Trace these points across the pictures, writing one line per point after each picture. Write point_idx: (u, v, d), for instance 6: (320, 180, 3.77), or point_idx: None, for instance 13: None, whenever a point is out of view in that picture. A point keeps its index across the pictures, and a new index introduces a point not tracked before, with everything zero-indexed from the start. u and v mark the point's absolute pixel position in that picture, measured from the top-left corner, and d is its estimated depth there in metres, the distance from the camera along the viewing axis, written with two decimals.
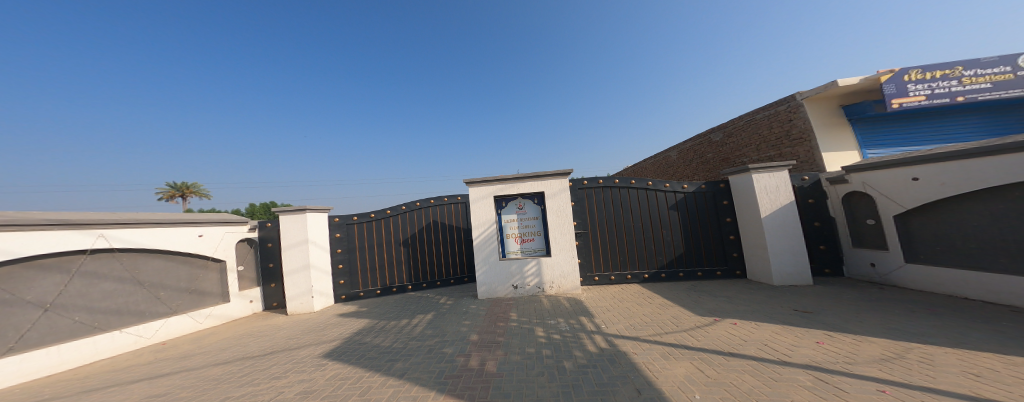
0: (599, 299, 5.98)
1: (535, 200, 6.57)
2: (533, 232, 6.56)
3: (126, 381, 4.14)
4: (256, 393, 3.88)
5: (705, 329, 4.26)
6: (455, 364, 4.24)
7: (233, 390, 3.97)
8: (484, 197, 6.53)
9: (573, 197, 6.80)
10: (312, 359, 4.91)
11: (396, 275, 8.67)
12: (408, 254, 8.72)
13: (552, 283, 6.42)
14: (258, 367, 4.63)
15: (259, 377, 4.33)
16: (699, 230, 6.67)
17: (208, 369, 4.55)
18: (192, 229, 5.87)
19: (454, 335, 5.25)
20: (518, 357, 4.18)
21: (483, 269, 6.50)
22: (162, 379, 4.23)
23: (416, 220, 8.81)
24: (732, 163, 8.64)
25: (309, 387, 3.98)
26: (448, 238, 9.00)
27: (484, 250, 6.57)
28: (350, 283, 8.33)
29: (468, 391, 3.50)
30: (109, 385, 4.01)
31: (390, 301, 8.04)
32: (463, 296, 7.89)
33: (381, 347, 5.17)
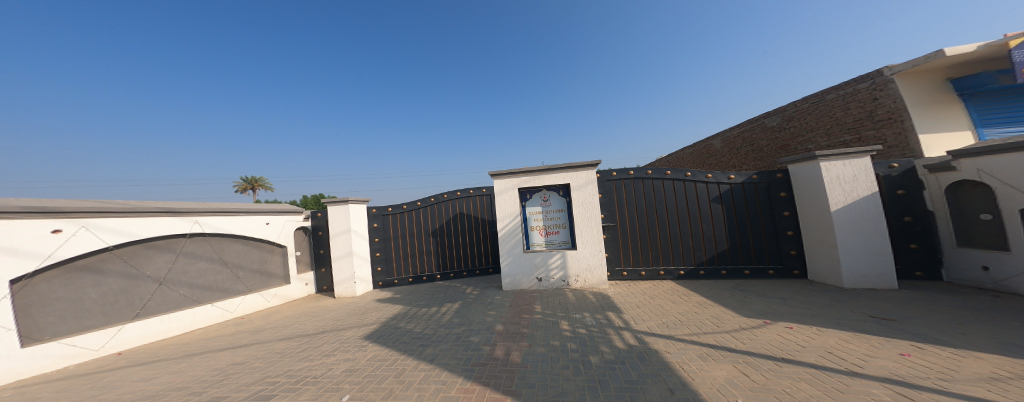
0: (627, 295, 5.95)
1: (560, 192, 6.62)
2: (558, 224, 6.61)
3: (215, 349, 4.92)
4: (311, 368, 4.45)
5: (753, 332, 4.11)
6: (481, 352, 4.52)
7: (293, 364, 4.58)
8: (510, 189, 6.69)
9: (601, 189, 6.76)
10: (354, 340, 5.48)
11: (427, 265, 9.20)
12: (437, 244, 9.21)
13: (577, 277, 6.48)
14: (313, 344, 5.27)
15: (315, 353, 4.94)
16: (747, 226, 6.25)
17: (275, 343, 5.27)
18: (260, 218, 6.78)
19: (481, 324, 5.55)
20: (542, 349, 4.36)
21: (508, 261, 6.73)
22: (242, 349, 4.97)
23: (444, 212, 9.24)
24: (792, 150, 7.86)
25: (353, 366, 4.49)
26: (474, 229, 9.35)
27: (509, 242, 6.76)
28: (386, 271, 9.03)
29: (494, 379, 3.75)
30: (204, 352, 4.80)
31: (421, 289, 8.60)
32: (488, 287, 8.22)
33: (416, 333, 5.60)
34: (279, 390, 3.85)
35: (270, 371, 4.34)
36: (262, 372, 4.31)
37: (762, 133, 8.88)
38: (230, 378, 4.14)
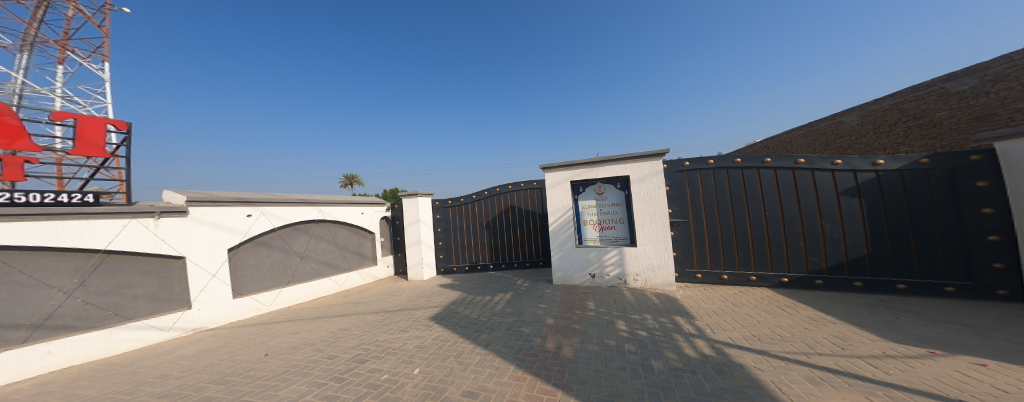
0: (702, 300, 4.76)
1: (618, 184, 5.67)
2: (615, 219, 5.70)
3: (329, 314, 6.21)
4: (392, 340, 5.25)
5: (909, 362, 2.81)
6: (532, 343, 4.55)
7: (378, 335, 5.47)
8: (559, 183, 6.03)
9: (668, 182, 5.56)
10: (423, 319, 6.19)
11: (481, 255, 9.79)
12: (490, 236, 9.68)
13: (636, 276, 5.53)
14: (393, 319, 6.19)
15: (394, 328, 5.76)
16: (907, 226, 4.26)
17: (368, 315, 6.35)
18: (357, 208, 8.51)
19: (530, 316, 5.44)
20: (596, 346, 4.05)
21: (558, 256, 6.11)
22: (347, 318, 6.12)
23: (495, 205, 9.58)
24: (1008, 121, 5.24)
25: (422, 343, 5.10)
26: (524, 222, 9.38)
27: (560, 236, 6.12)
28: (447, 258, 9.96)
29: (545, 371, 3.80)
30: (322, 317, 6.03)
31: (476, 277, 9.15)
32: (539, 279, 8.25)
33: (473, 319, 5.95)
34: (369, 357, 4.65)
35: (362, 339, 5.26)
36: (359, 339, 5.27)
37: (941, 101, 6.23)
38: (339, 341, 5.12)
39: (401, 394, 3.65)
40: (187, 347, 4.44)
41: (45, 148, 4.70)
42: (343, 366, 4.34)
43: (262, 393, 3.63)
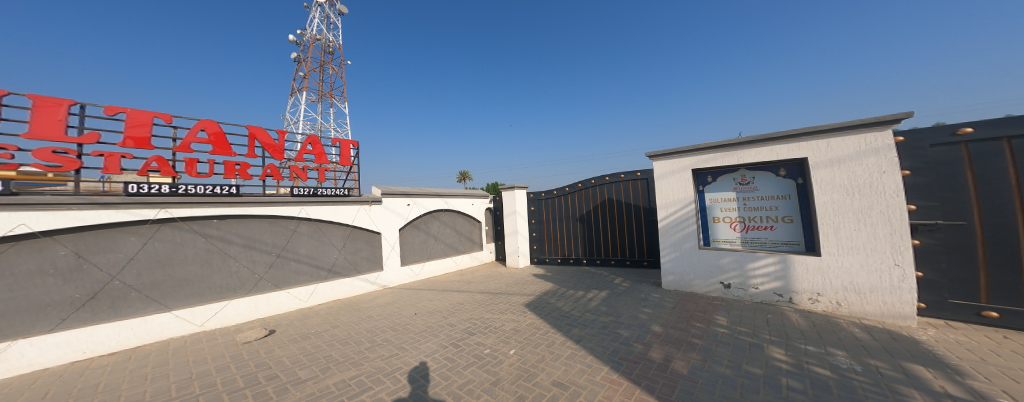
0: (962, 347, 2.58)
1: (781, 172, 3.77)
2: (771, 216, 3.88)
3: (446, 289, 6.96)
4: (495, 319, 5.28)
5: None
6: (633, 348, 3.67)
7: (484, 313, 5.61)
8: (674, 173, 4.58)
9: (930, 162, 3.21)
10: (518, 305, 6.00)
11: (574, 248, 9.15)
12: (584, 230, 8.92)
13: (814, 297, 3.52)
14: (494, 301, 6.28)
15: (496, 309, 5.81)
16: None
17: (476, 294, 6.73)
18: (468, 200, 9.34)
19: (632, 320, 4.38)
20: (726, 370, 2.92)
21: (670, 255, 4.74)
22: (456, 293, 6.70)
23: (590, 198, 8.73)
24: None
25: (517, 327, 4.91)
26: (623, 216, 8.17)
27: (675, 234, 4.64)
28: (541, 249, 9.72)
29: (648, 382, 2.96)
30: (445, 290, 6.92)
31: (569, 271, 8.54)
32: (642, 280, 7.00)
33: (566, 312, 5.34)
34: (477, 330, 4.81)
35: (472, 314, 5.55)
36: (469, 313, 5.58)
37: None
38: (456, 312, 5.63)
39: (499, 370, 3.56)
40: (381, 297, 6.15)
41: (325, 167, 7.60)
42: (458, 335, 4.63)
43: (411, 344, 4.34)
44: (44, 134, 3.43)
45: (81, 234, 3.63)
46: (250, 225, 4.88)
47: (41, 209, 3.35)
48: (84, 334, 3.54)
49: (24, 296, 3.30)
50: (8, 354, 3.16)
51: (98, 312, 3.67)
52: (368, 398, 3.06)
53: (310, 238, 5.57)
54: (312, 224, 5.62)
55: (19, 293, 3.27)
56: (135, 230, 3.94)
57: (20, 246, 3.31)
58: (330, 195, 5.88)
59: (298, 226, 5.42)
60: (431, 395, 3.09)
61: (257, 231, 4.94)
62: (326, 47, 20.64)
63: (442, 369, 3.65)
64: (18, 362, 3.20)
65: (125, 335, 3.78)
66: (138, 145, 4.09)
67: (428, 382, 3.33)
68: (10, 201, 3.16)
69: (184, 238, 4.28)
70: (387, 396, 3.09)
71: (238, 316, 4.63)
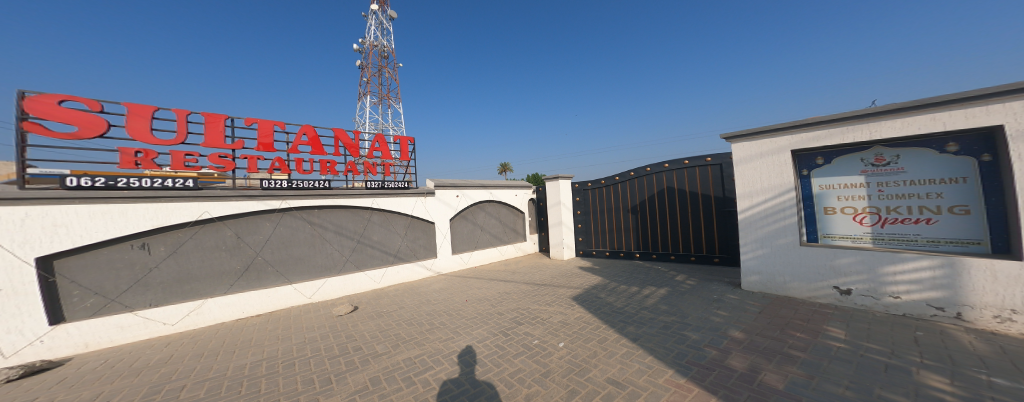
0: None
1: (948, 147, 2.91)
2: (926, 206, 3.04)
3: (492, 278, 6.96)
4: (542, 311, 5.07)
5: None
6: (704, 353, 3.18)
7: (530, 304, 5.44)
8: (769, 155, 3.89)
9: None
10: (566, 298, 5.70)
11: (626, 240, 8.51)
12: (638, 221, 8.23)
13: (1001, 314, 2.66)
14: (539, 292, 6.08)
15: (541, 300, 5.62)
16: None
17: (521, 284, 6.60)
18: (512, 191, 9.22)
19: (705, 323, 3.80)
20: (847, 393, 2.32)
21: (756, 252, 4.12)
22: (501, 283, 6.65)
23: (647, 187, 7.98)
24: None
25: (565, 320, 4.64)
26: (685, 206, 7.32)
27: (767, 228, 3.98)
28: (587, 241, 9.28)
29: (729, 393, 2.50)
30: (492, 279, 6.92)
31: (620, 264, 7.98)
32: (710, 279, 6.18)
33: (619, 308, 4.91)
34: (524, 320, 4.66)
35: (518, 304, 5.43)
36: (515, 303, 5.47)
37: None
38: (503, 301, 5.55)
39: (548, 361, 3.36)
40: (436, 283, 6.36)
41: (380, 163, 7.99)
42: (506, 324, 4.54)
43: (464, 329, 4.38)
44: (212, 144, 4.10)
45: (238, 219, 4.44)
46: (340, 213, 5.48)
47: (214, 200, 4.21)
48: (242, 298, 4.39)
49: (209, 266, 4.19)
50: (203, 309, 4.11)
51: (250, 281, 4.50)
52: (429, 376, 3.11)
53: (383, 226, 6.02)
54: (381, 214, 6.03)
55: (207, 264, 4.17)
56: (268, 217, 4.70)
57: (204, 228, 4.18)
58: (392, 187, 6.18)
59: (372, 215, 5.91)
60: (482, 380, 3.04)
61: (343, 220, 5.52)
62: (383, 53, 21.88)
63: (493, 355, 3.58)
64: (208, 316, 4.13)
65: (266, 301, 4.59)
66: (267, 149, 4.61)
67: (479, 368, 3.29)
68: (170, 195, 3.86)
69: (298, 224, 5.00)
70: (444, 376, 3.11)
71: (335, 292, 5.28)
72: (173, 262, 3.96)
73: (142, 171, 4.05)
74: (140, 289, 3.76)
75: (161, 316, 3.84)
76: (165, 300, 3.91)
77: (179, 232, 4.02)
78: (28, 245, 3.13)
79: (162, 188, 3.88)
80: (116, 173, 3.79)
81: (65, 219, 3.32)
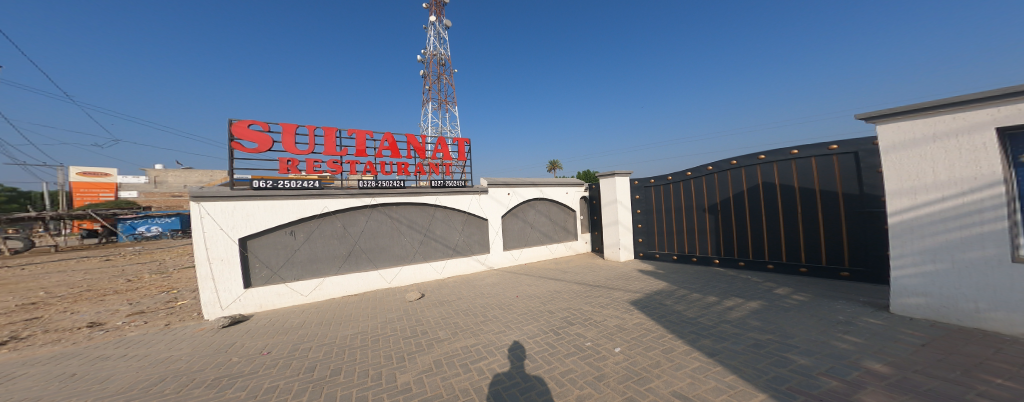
0: None
1: None
2: None
3: (544, 278, 7.00)
4: (593, 313, 4.60)
5: None
6: (822, 383, 2.38)
7: (582, 305, 5.04)
8: (953, 142, 2.80)
9: None
10: (622, 302, 5.14)
11: (700, 244, 7.48)
12: (715, 223, 7.18)
13: None
14: (592, 293, 5.65)
15: (596, 302, 5.14)
16: None
17: (573, 285, 6.35)
18: (562, 189, 9.72)
19: (825, 349, 2.92)
20: None
21: (920, 269, 3.01)
22: (551, 283, 6.51)
23: (729, 184, 6.88)
24: None
25: (622, 325, 4.14)
26: (785, 205, 6.02)
27: (947, 241, 2.85)
28: (649, 243, 8.55)
29: None
30: (544, 277, 7.05)
31: (690, 270, 7.07)
32: (821, 295, 4.87)
33: (688, 319, 4.22)
34: (575, 321, 4.32)
35: (569, 303, 5.13)
36: (566, 303, 5.18)
37: None
38: (554, 301, 5.31)
39: (602, 366, 2.97)
40: (488, 278, 7.03)
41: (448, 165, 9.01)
42: (557, 323, 4.29)
43: (515, 324, 4.35)
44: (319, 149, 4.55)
45: (344, 213, 6.10)
46: (413, 209, 6.87)
47: (327, 198, 5.91)
48: (348, 278, 6.01)
49: (328, 251, 5.88)
50: (325, 286, 5.80)
51: (353, 265, 6.12)
52: (484, 366, 3.17)
53: (445, 220, 7.27)
54: (442, 209, 7.26)
55: (327, 249, 5.87)
56: (364, 212, 6.28)
57: (324, 220, 5.88)
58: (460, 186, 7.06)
59: (438, 211, 7.24)
60: (533, 375, 2.88)
61: (416, 215, 6.89)
62: (440, 60, 22.88)
63: (543, 353, 3.36)
64: (327, 291, 5.79)
65: (364, 282, 6.14)
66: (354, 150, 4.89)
67: (529, 363, 3.12)
68: (297, 194, 5.52)
69: (385, 218, 6.52)
70: (496, 367, 3.09)
71: (410, 279, 6.66)
72: (309, 246, 5.72)
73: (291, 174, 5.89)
74: (290, 266, 5.54)
75: (300, 288, 5.58)
76: (303, 277, 5.65)
77: (311, 223, 5.76)
78: (235, 230, 5.04)
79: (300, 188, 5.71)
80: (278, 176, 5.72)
81: (249, 211, 5.18)
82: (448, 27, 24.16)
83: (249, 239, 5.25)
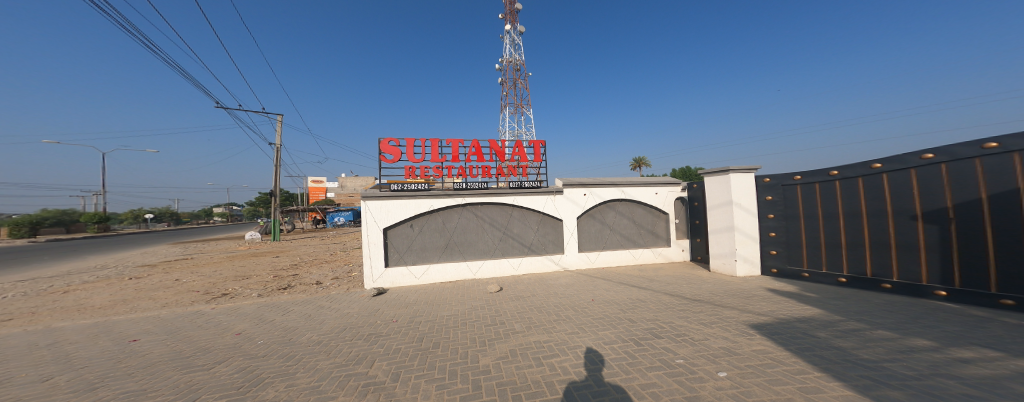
0: None
1: None
2: None
3: (629, 284, 7.54)
4: (693, 330, 4.61)
5: None
6: None
7: (676, 318, 5.15)
8: None
9: None
10: (738, 323, 4.75)
11: (895, 265, 4.83)
12: (933, 237, 4.42)
13: None
14: (693, 309, 5.48)
15: (695, 318, 5.06)
16: None
17: (665, 296, 6.39)
18: (652, 189, 10.53)
19: None
20: None
21: None
22: (643, 291, 6.87)
23: (969, 178, 4.06)
24: None
25: (731, 348, 3.94)
26: None
27: None
28: (788, 257, 6.37)
29: None
30: (627, 284, 7.65)
31: (879, 301, 4.70)
32: None
33: (863, 360, 3.29)
34: (665, 335, 4.50)
35: (657, 315, 5.37)
36: (653, 314, 5.43)
37: None
38: (637, 309, 5.76)
39: (699, 388, 2.99)
40: (562, 278, 8.62)
41: (526, 168, 10.54)
42: (640, 333, 4.60)
43: (592, 327, 5.02)
44: None
45: (443, 212, 8.99)
46: (491, 209, 9.31)
47: (430, 199, 8.87)
48: (444, 266, 8.82)
49: (431, 242, 8.81)
50: (429, 271, 8.72)
51: (447, 255, 8.91)
52: (558, 362, 3.85)
53: (514, 220, 9.42)
54: (512, 209, 9.46)
55: (431, 241, 8.82)
56: (457, 210, 9.09)
57: (430, 217, 8.89)
58: (530, 188, 9.60)
59: (513, 212, 9.43)
60: (608, 381, 3.28)
61: (494, 214, 9.32)
62: (515, 65, 24.43)
63: (622, 361, 3.75)
64: (430, 275, 8.71)
65: (454, 271, 8.87)
66: None
67: (607, 369, 3.56)
68: (414, 196, 8.56)
69: (471, 217, 9.15)
70: (568, 366, 3.73)
71: (485, 272, 9.06)
72: (421, 237, 8.78)
73: (412, 179, 9.58)
74: (409, 253, 8.67)
75: (414, 271, 8.63)
76: (416, 261, 8.72)
77: (423, 218, 8.85)
78: (381, 221, 8.46)
79: (417, 189, 9.12)
80: (405, 181, 9.29)
81: (389, 208, 8.54)
82: (521, 33, 25.47)
83: (388, 229, 8.59)
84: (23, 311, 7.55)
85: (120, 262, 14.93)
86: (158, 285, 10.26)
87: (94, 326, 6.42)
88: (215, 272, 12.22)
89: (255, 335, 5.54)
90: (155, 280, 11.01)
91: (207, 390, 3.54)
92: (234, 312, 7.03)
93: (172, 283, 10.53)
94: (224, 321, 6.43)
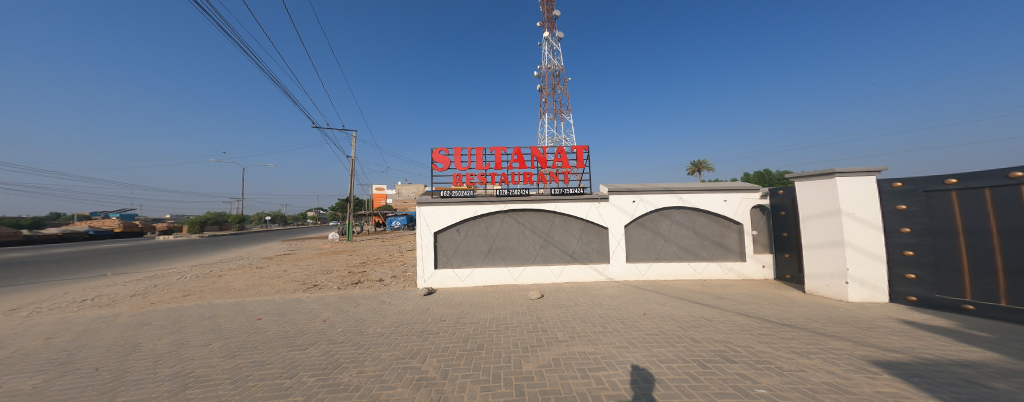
0: None
1: None
2: None
3: (690, 300, 6.90)
4: (777, 358, 4.01)
5: None
6: None
7: (753, 343, 4.56)
8: None
9: None
10: (844, 354, 3.96)
11: None
12: None
13: None
14: (779, 335, 4.75)
15: (781, 345, 4.39)
16: None
17: (739, 316, 5.68)
18: (720, 196, 9.43)
19: None
20: None
21: None
22: (711, 309, 6.20)
23: None
24: None
25: (833, 382, 3.28)
26: None
27: None
28: (936, 282, 4.92)
29: None
30: (688, 300, 6.99)
31: None
32: None
33: None
34: (740, 360, 4.01)
35: (728, 337, 4.83)
36: (723, 336, 4.90)
37: None
38: (700, 328, 5.27)
39: None
40: (608, 289, 8.34)
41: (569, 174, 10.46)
42: (705, 355, 4.21)
43: (646, 344, 4.77)
44: None
45: (488, 217, 9.53)
46: (534, 215, 9.52)
47: (474, 205, 9.49)
48: (487, 270, 9.32)
49: (475, 247, 9.42)
50: (473, 274, 9.31)
51: (490, 259, 9.40)
52: (605, 377, 3.79)
53: (556, 226, 9.48)
54: (555, 216, 9.53)
55: (476, 245, 9.42)
56: (500, 216, 9.54)
57: (476, 222, 9.50)
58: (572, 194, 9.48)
59: (555, 219, 9.50)
60: None
61: (536, 221, 9.50)
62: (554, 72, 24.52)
63: (681, 383, 3.48)
64: (474, 278, 9.29)
65: (496, 275, 9.30)
66: None
67: (664, 390, 3.32)
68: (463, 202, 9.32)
69: (513, 223, 9.50)
70: (617, 380, 3.65)
71: (526, 278, 9.28)
72: (466, 241, 9.45)
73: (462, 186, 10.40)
74: (456, 256, 9.41)
75: (460, 274, 9.31)
76: (462, 264, 9.41)
77: (469, 223, 9.51)
78: (433, 225, 9.35)
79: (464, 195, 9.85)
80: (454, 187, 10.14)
81: (440, 213, 9.41)
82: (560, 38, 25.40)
83: (438, 233, 9.45)
84: (196, 289, 10.40)
85: (251, 255, 19.26)
86: (275, 275, 12.99)
87: (236, 304, 8.51)
88: (313, 266, 14.92)
89: (336, 323, 6.73)
90: (273, 270, 13.97)
91: (303, 367, 4.48)
92: (327, 302, 8.57)
93: (283, 274, 13.20)
94: (321, 308, 7.90)
